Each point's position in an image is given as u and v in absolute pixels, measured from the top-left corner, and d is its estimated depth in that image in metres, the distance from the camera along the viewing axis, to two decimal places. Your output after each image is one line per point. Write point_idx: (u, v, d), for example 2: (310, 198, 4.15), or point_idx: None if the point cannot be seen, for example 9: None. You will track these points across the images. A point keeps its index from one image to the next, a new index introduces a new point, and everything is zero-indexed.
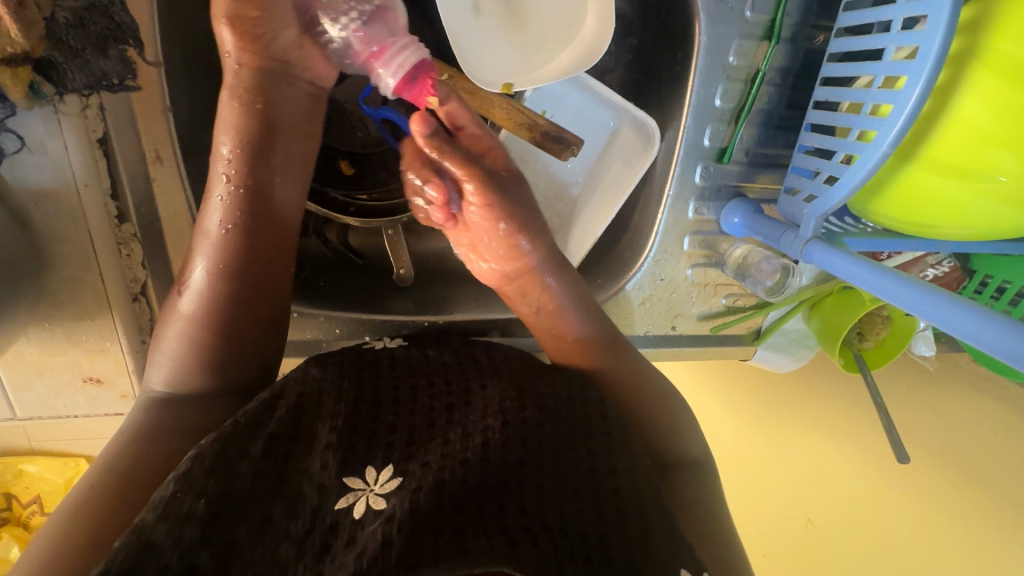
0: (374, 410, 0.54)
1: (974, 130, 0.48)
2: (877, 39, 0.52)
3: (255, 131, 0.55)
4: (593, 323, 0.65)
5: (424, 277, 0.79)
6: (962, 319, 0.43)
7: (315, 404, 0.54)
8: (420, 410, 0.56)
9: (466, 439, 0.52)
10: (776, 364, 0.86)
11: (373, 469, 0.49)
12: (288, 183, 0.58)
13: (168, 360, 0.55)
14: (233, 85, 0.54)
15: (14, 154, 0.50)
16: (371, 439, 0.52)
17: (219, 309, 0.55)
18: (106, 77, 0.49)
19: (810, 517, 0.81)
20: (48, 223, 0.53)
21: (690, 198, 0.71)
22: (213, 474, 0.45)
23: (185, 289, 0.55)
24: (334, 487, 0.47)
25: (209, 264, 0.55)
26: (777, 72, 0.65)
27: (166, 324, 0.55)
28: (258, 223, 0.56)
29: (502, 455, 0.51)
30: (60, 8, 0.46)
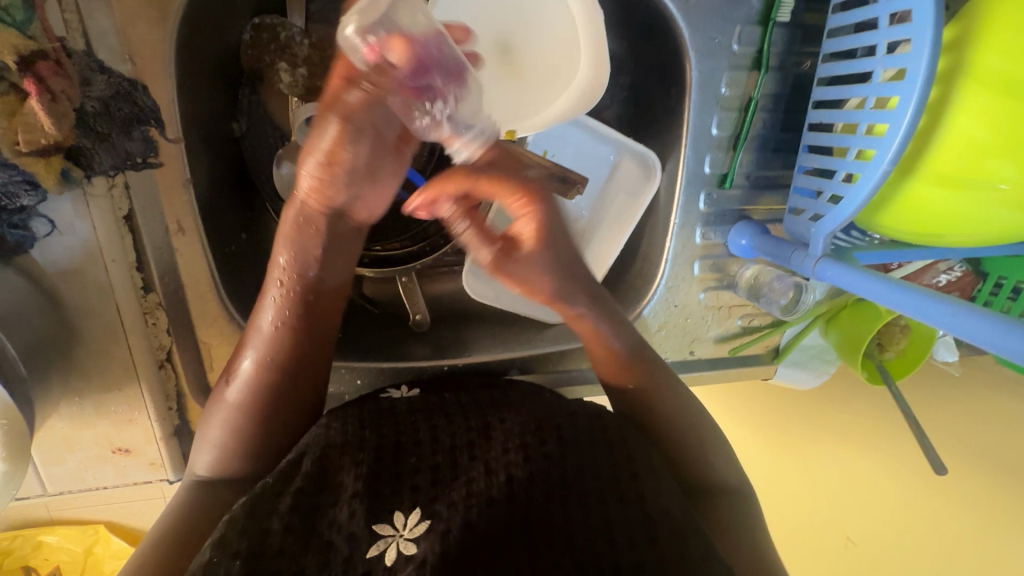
0: (396, 454, 0.54)
1: (970, 142, 0.49)
2: (863, 63, 0.54)
3: (312, 246, 0.55)
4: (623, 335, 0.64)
5: (439, 320, 0.79)
6: (986, 330, 0.43)
7: (338, 454, 0.53)
8: (441, 450, 0.55)
9: (490, 476, 0.52)
10: (800, 380, 0.85)
11: (401, 513, 0.49)
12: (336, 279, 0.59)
13: (216, 447, 0.57)
14: (294, 214, 0.54)
15: (45, 238, 0.52)
16: (396, 484, 0.51)
17: (266, 397, 0.57)
18: (130, 156, 0.52)
19: (849, 536, 0.80)
20: (77, 298, 0.55)
21: (696, 224, 0.72)
22: (246, 534, 0.46)
23: (233, 377, 0.57)
24: (364, 535, 0.47)
25: (258, 356, 0.57)
26: (769, 98, 0.67)
27: (214, 412, 0.57)
28: (308, 319, 0.57)
29: (527, 489, 0.50)
30: (88, 99, 0.48)
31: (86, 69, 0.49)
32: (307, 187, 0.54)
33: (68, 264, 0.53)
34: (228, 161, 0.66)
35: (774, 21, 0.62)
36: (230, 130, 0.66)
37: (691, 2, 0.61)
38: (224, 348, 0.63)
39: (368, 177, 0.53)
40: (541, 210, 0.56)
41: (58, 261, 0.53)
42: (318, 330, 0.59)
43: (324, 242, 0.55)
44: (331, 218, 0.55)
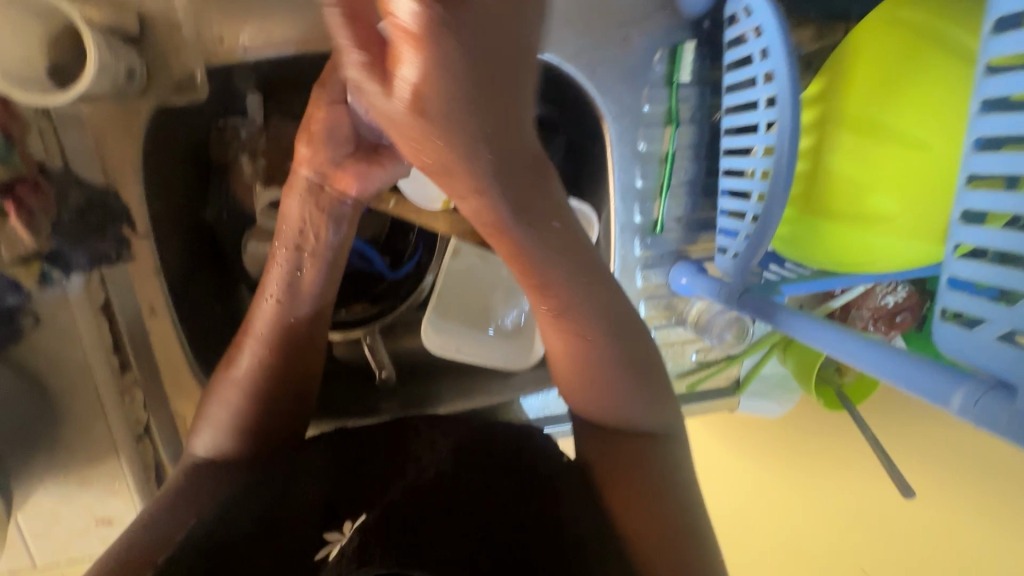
0: (353, 467, 0.63)
1: (850, 179, 0.53)
2: (750, 117, 0.59)
3: (301, 219, 0.60)
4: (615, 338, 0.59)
5: (407, 375, 0.84)
6: (868, 356, 0.44)
7: (300, 472, 0.62)
8: (388, 461, 0.63)
9: (421, 469, 0.62)
10: (766, 410, 0.87)
11: (348, 520, 0.59)
12: (312, 273, 0.61)
13: (214, 428, 0.61)
14: (297, 186, 0.60)
15: (32, 332, 0.58)
16: (350, 495, 0.62)
17: (266, 376, 0.61)
18: (104, 255, 0.59)
19: (863, 566, 0.87)
20: (61, 383, 0.61)
21: (636, 268, 0.76)
22: (210, 535, 0.56)
23: (241, 351, 0.62)
24: (317, 539, 0.59)
25: (262, 331, 0.61)
26: (687, 148, 0.72)
27: (220, 388, 0.62)
28: (305, 294, 0.61)
29: (448, 484, 0.60)
30: (64, 211, 0.56)
31: (64, 185, 0.56)
32: (306, 169, 0.60)
33: (54, 354, 0.60)
34: (200, 245, 0.73)
35: (677, 83, 0.69)
36: (202, 218, 0.74)
37: (599, 73, 0.68)
38: None
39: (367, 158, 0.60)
40: (432, 60, 0.34)
41: (42, 351, 0.59)
42: (316, 306, 0.62)
43: (313, 212, 0.60)
44: (323, 193, 0.60)
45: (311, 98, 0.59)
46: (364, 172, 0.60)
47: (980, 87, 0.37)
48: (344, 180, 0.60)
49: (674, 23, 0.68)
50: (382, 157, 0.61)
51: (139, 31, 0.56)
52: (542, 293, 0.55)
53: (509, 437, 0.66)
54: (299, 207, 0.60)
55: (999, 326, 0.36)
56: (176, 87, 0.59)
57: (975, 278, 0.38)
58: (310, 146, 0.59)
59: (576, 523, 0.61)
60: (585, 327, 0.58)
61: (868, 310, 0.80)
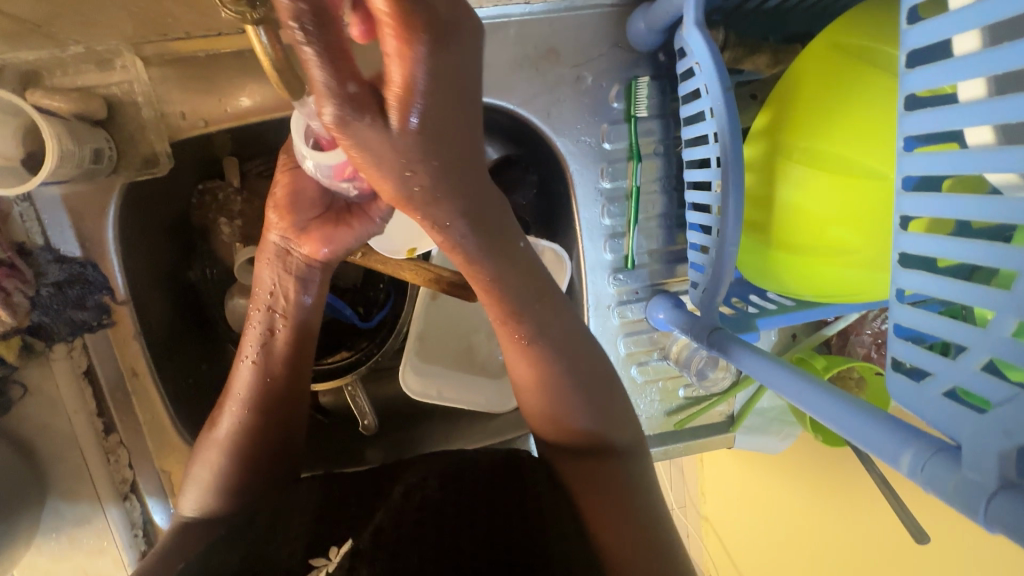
0: (339, 502, 0.61)
1: (804, 211, 0.51)
2: (700, 151, 0.58)
3: (274, 278, 0.61)
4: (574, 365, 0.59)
5: (392, 422, 0.84)
6: (848, 415, 0.38)
7: (287, 513, 0.60)
8: (371, 487, 0.63)
9: (406, 496, 0.59)
10: (765, 445, 0.82)
11: (335, 546, 0.54)
12: (287, 331, 0.62)
13: (200, 487, 0.61)
14: (267, 252, 0.61)
15: (20, 399, 0.62)
16: (335, 524, 0.57)
17: (245, 437, 0.61)
18: (85, 323, 0.62)
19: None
20: (49, 446, 0.64)
21: (611, 304, 0.74)
22: None
23: (221, 418, 0.62)
24: (300, 568, 0.52)
25: (238, 395, 0.62)
26: (654, 181, 0.71)
27: (201, 452, 0.62)
28: (283, 355, 0.62)
29: (434, 508, 0.58)
30: (43, 286, 0.59)
31: (44, 261, 0.59)
32: (273, 233, 0.60)
33: (43, 419, 0.63)
34: (185, 304, 0.76)
35: (636, 118, 0.68)
36: (186, 277, 0.77)
37: (555, 114, 0.67)
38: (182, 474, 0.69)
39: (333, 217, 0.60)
40: None
41: (31, 418, 0.63)
42: (293, 364, 0.63)
43: (285, 276, 0.60)
44: (289, 257, 0.60)
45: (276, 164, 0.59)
46: (329, 235, 0.60)
47: (900, 123, 0.34)
48: (310, 243, 0.60)
49: (628, 59, 0.67)
50: (350, 217, 0.60)
51: (107, 114, 0.59)
52: (515, 324, 0.56)
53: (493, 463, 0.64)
54: (270, 272, 0.61)
55: (943, 381, 0.33)
56: (143, 163, 0.63)
57: (917, 326, 0.35)
58: (275, 211, 0.58)
59: (564, 541, 0.58)
60: (547, 358, 0.58)
61: (870, 333, 0.76)
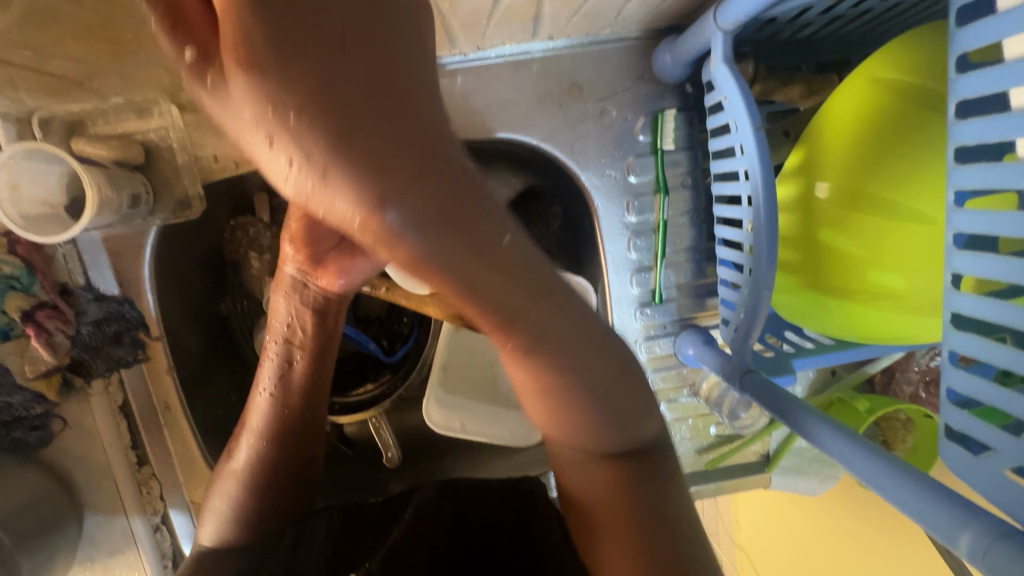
0: (357, 531, 0.62)
1: (843, 253, 0.48)
2: (731, 188, 0.56)
3: (293, 307, 0.61)
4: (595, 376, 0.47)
5: (416, 454, 0.83)
6: (881, 475, 0.37)
7: (308, 534, 0.61)
8: (390, 509, 0.63)
9: (418, 516, 0.58)
10: (803, 488, 0.78)
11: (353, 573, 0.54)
12: (305, 363, 0.62)
13: (216, 518, 0.61)
14: (285, 284, 0.62)
15: (60, 432, 0.64)
16: (351, 555, 0.59)
17: (261, 467, 0.61)
18: (121, 359, 0.65)
19: None
20: (86, 478, 0.66)
21: (637, 339, 0.72)
22: None
23: (237, 447, 0.62)
24: None
25: (256, 424, 0.62)
26: (682, 214, 0.69)
27: (219, 481, 0.62)
28: (296, 387, 0.62)
29: (446, 528, 0.58)
30: (84, 324, 0.61)
31: (84, 300, 0.62)
32: (290, 266, 0.61)
33: (82, 450, 0.65)
34: (216, 336, 0.77)
35: (662, 150, 0.66)
36: (218, 310, 0.78)
37: (579, 148, 0.66)
38: None
39: (349, 249, 0.60)
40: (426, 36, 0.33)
41: (69, 450, 0.65)
42: (309, 395, 0.63)
43: (303, 307, 0.62)
44: (306, 290, 0.61)
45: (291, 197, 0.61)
46: (344, 267, 0.60)
47: (952, 175, 0.32)
48: (327, 277, 0.60)
49: (654, 91, 0.66)
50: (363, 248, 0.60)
51: (144, 158, 0.62)
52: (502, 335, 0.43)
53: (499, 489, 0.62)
54: (287, 303, 0.62)
55: (1006, 458, 0.30)
56: (177, 205, 0.65)
57: (972, 393, 0.32)
58: (294, 242, 0.60)
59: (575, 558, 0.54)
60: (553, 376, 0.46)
61: (917, 370, 0.71)
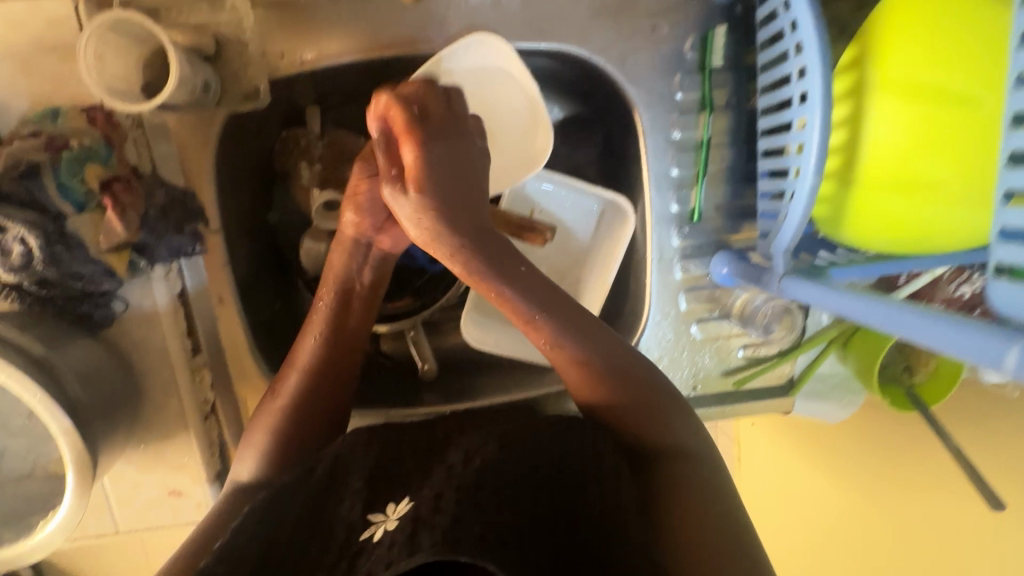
0: (392, 458, 0.61)
1: (892, 147, 0.51)
2: (783, 92, 0.58)
3: (348, 263, 0.66)
4: (578, 325, 0.59)
5: (449, 371, 0.85)
6: (925, 330, 0.41)
7: (344, 469, 0.59)
8: (428, 441, 0.64)
9: (467, 462, 0.57)
10: (824, 413, 0.81)
11: (392, 502, 0.55)
12: (358, 313, 0.68)
13: (255, 451, 0.65)
14: (343, 239, 0.65)
15: (122, 313, 0.67)
16: (390, 483, 0.58)
17: (304, 401, 0.65)
18: (182, 247, 0.67)
19: None
20: (143, 362, 0.69)
21: (673, 258, 0.75)
22: (262, 522, 0.55)
23: (278, 387, 0.66)
24: (359, 524, 0.54)
25: (303, 363, 0.65)
26: (724, 135, 0.71)
27: (258, 416, 0.66)
28: (346, 337, 0.67)
29: (497, 471, 0.56)
30: (151, 206, 0.64)
31: (151, 185, 0.64)
32: (349, 226, 0.64)
33: (141, 334, 0.68)
34: (264, 245, 0.80)
35: (710, 68, 0.69)
36: (267, 221, 0.81)
37: (630, 63, 0.69)
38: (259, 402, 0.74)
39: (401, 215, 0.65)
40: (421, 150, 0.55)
41: (130, 333, 0.68)
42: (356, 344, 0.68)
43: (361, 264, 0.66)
44: (364, 249, 0.66)
45: (353, 169, 0.63)
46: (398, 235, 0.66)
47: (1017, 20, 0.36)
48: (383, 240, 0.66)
49: (706, 11, 0.68)
50: None
51: (214, 50, 0.66)
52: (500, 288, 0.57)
53: (559, 432, 0.61)
54: (342, 257, 0.66)
55: None
56: (243, 98, 0.67)
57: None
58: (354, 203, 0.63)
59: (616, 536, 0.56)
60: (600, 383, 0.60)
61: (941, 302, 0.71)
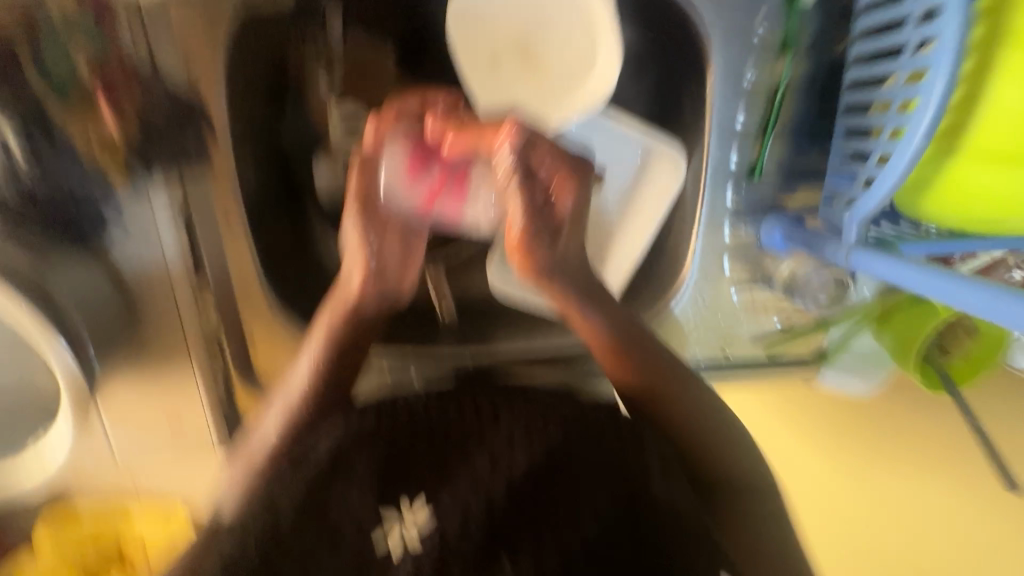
0: (404, 446, 0.53)
1: (1015, 115, 0.45)
2: (897, 36, 0.52)
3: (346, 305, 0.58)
4: (638, 354, 0.59)
5: (469, 317, 0.79)
6: (1023, 318, 0.41)
7: (344, 463, 0.52)
8: (448, 437, 0.54)
9: (495, 466, 0.52)
10: (847, 387, 0.78)
11: (406, 497, 0.51)
12: (342, 355, 0.58)
13: (233, 483, 0.57)
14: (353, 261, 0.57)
15: (117, 229, 0.60)
16: (405, 471, 0.52)
17: (283, 436, 0.57)
18: (184, 157, 0.59)
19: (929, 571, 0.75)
20: (142, 285, 0.63)
21: (724, 218, 0.70)
22: (261, 517, 0.50)
23: (263, 420, 0.58)
24: (370, 521, 0.50)
25: (284, 408, 0.57)
26: (801, 84, 0.65)
27: (240, 450, 0.59)
28: (334, 371, 0.58)
29: (530, 482, 0.52)
30: (152, 110, 0.57)
31: (151, 83, 0.56)
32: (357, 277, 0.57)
33: (138, 252, 0.61)
34: (276, 165, 0.70)
35: (801, 3, 0.61)
36: (280, 141, 0.70)
37: None
38: (267, 337, 0.68)
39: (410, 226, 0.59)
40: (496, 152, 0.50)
41: (128, 251, 0.61)
42: (337, 380, 0.59)
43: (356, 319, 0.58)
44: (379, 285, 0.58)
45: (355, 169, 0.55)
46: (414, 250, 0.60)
47: None
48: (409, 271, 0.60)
49: None
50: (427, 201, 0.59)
51: None
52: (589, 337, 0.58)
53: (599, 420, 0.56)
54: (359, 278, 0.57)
55: None
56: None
57: None
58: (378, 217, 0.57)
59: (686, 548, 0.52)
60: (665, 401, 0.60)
61: None
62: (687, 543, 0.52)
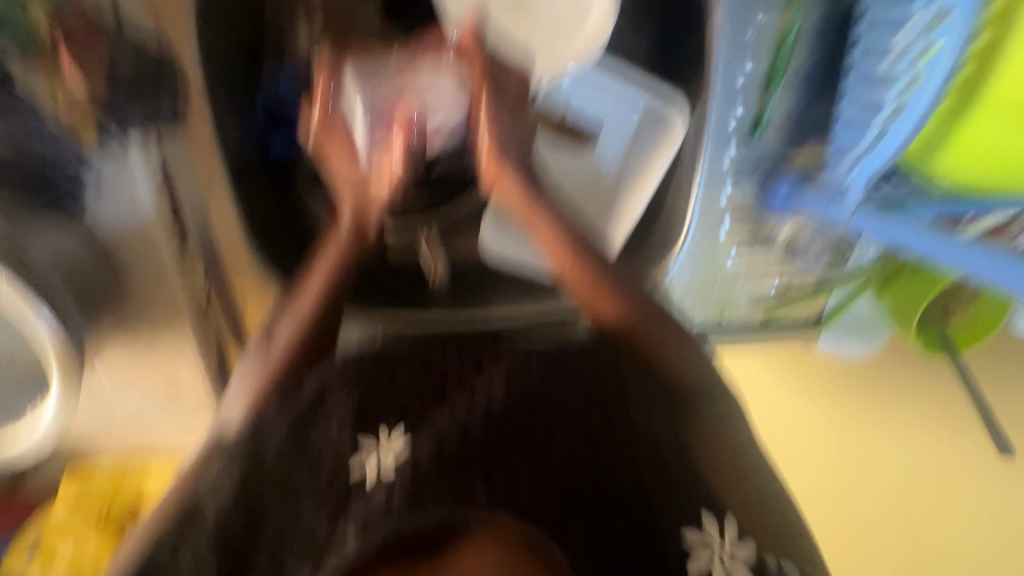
0: (388, 376, 0.56)
1: None
2: None
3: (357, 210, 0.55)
4: (622, 285, 0.54)
5: (463, 277, 0.77)
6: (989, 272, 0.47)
7: (330, 393, 0.54)
8: (432, 375, 0.56)
9: (473, 399, 0.55)
10: (845, 350, 0.76)
11: (386, 428, 0.54)
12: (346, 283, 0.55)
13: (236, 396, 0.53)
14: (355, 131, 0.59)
15: (99, 192, 0.60)
16: (385, 403, 0.55)
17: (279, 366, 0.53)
18: (158, 112, 0.56)
19: (910, 518, 0.74)
20: (129, 248, 0.64)
21: (724, 177, 0.69)
22: (246, 448, 0.50)
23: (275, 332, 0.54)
24: (350, 450, 0.53)
25: (294, 326, 0.53)
26: (815, 28, 0.59)
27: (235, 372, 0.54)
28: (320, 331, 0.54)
29: (509, 416, 0.55)
30: (119, 62, 0.54)
31: (113, 33, 0.54)
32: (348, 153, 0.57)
33: (121, 216, 0.62)
34: None
35: None
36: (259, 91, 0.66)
37: None
38: (256, 303, 0.65)
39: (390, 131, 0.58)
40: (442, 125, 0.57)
41: (110, 212, 0.62)
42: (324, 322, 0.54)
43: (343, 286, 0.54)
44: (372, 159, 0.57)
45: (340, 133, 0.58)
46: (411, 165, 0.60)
47: None
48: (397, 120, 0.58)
49: None
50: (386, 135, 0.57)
51: None
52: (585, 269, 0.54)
53: (562, 350, 0.57)
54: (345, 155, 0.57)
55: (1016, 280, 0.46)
56: None
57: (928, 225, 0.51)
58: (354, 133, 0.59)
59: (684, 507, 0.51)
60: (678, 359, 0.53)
61: None
62: (668, 484, 0.51)
